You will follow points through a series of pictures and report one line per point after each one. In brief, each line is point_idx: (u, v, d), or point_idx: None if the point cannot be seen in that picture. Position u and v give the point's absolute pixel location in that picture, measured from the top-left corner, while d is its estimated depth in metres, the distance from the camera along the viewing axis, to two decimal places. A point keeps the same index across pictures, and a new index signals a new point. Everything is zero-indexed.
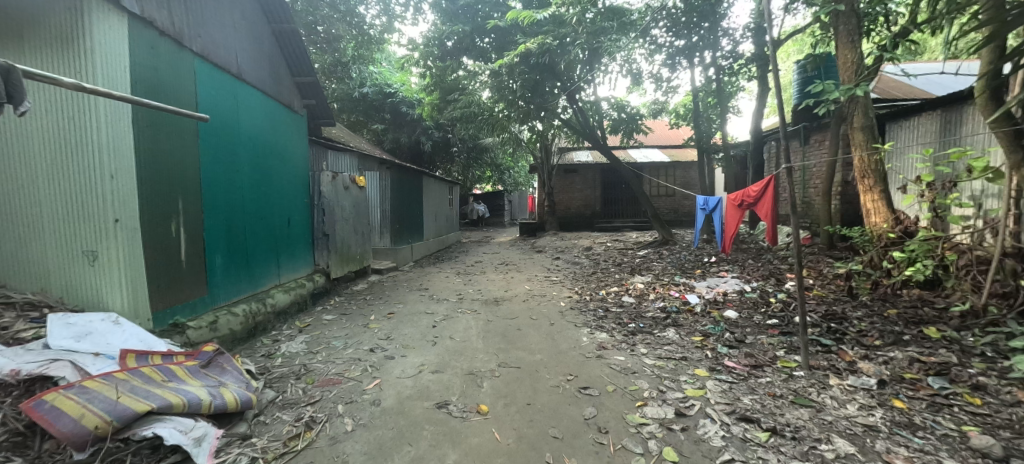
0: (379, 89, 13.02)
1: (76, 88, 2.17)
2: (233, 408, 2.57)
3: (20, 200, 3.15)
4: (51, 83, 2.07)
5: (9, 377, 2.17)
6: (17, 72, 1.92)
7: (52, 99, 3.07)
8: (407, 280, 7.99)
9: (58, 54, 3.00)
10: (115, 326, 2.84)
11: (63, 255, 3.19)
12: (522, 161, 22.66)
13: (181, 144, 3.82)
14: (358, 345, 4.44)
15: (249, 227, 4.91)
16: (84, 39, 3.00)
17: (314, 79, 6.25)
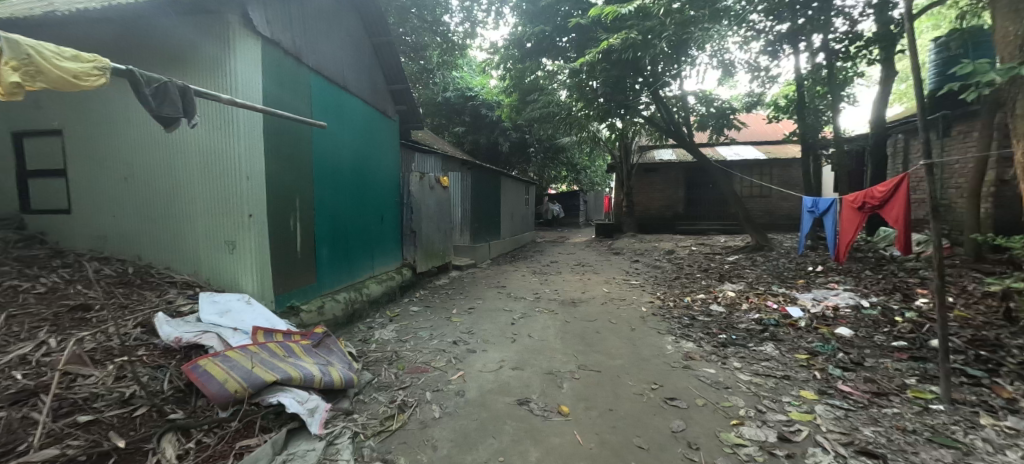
0: (461, 93, 13.54)
1: (230, 103, 2.58)
2: (339, 385, 2.86)
3: (180, 198, 3.79)
4: (213, 100, 2.47)
5: (174, 343, 2.63)
6: (191, 92, 2.33)
7: (207, 113, 3.68)
8: (485, 277, 8.25)
9: (213, 75, 3.58)
10: (247, 305, 3.30)
11: (211, 243, 3.79)
12: (599, 160, 22.14)
13: (299, 149, 4.34)
14: (442, 337, 4.69)
15: (350, 223, 5.43)
16: (232, 62, 3.55)
17: (406, 86, 6.71)
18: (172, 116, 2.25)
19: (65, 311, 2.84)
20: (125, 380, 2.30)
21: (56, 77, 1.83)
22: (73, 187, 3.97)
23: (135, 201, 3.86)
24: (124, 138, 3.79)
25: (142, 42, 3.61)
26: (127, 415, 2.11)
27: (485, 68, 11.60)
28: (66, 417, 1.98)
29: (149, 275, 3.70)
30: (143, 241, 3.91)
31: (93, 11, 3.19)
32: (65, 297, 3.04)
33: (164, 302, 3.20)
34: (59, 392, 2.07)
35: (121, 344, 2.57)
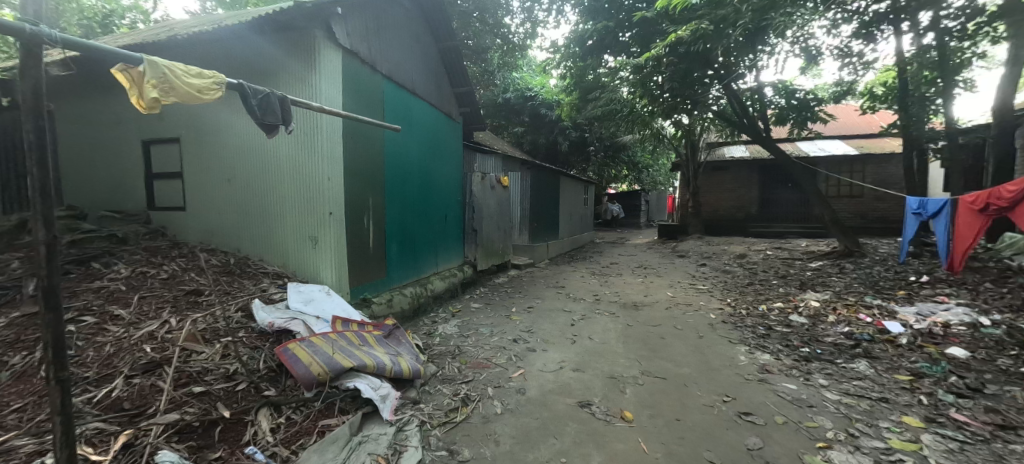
0: (520, 93, 13.58)
1: (319, 110, 2.81)
2: (407, 375, 3.01)
3: (272, 197, 4.21)
4: (305, 108, 2.71)
5: (268, 328, 2.93)
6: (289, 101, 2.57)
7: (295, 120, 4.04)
8: (544, 277, 8.24)
9: (300, 85, 3.93)
10: (327, 296, 3.59)
11: (297, 239, 4.17)
12: (663, 159, 21.18)
13: (373, 152, 4.63)
14: (502, 334, 4.76)
15: (417, 222, 5.69)
16: (317, 73, 3.87)
17: (470, 89, 6.89)
18: (272, 124, 2.49)
19: (182, 294, 3.27)
20: (229, 358, 2.58)
21: (184, 92, 2.04)
22: (187, 188, 4.56)
23: (235, 200, 4.34)
24: (227, 144, 4.28)
25: (243, 58, 4.04)
26: (231, 388, 2.36)
27: (543, 69, 11.70)
28: (184, 387, 2.26)
29: (246, 265, 4.15)
30: (241, 236, 4.38)
31: (206, 34, 3.63)
32: (182, 282, 3.50)
33: (259, 290, 3.57)
34: (178, 365, 2.37)
35: (225, 326, 2.90)
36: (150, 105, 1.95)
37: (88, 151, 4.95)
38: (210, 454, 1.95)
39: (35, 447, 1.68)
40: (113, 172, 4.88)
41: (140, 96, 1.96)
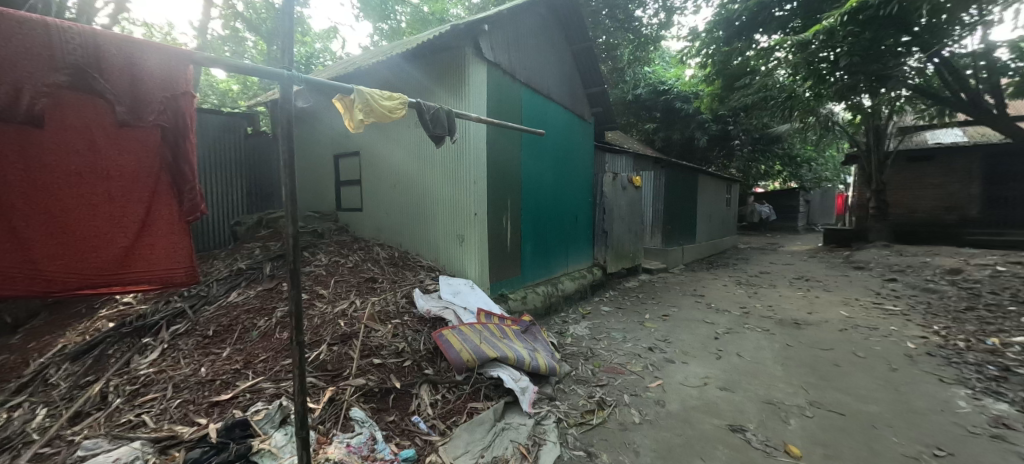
0: (652, 88, 12.37)
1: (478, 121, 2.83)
2: (543, 372, 3.10)
3: (427, 200, 4.76)
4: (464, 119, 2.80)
5: (426, 314, 3.34)
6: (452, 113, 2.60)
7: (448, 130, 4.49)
8: (681, 284, 7.64)
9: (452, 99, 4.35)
10: (472, 289, 3.92)
11: (448, 237, 4.63)
12: (829, 150, 17.75)
13: (512, 156, 4.88)
14: (636, 341, 4.56)
15: (550, 223, 5.83)
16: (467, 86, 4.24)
17: (603, 88, 6.76)
18: (441, 136, 2.55)
19: (363, 281, 3.93)
20: (398, 337, 3.01)
21: (378, 113, 2.17)
22: (364, 193, 5.46)
23: (399, 202, 5.03)
24: (394, 155, 4.99)
25: (408, 80, 4.67)
26: (400, 363, 2.74)
27: (681, 61, 10.55)
28: (367, 358, 2.71)
29: (407, 259, 4.78)
30: (403, 234, 5.07)
31: (381, 63, 4.29)
32: (362, 271, 4.21)
33: (417, 281, 4.08)
34: (362, 339, 2.85)
35: (394, 309, 3.39)
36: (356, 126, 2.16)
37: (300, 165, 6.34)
38: (386, 417, 2.31)
39: (275, 390, 2.21)
40: (315, 181, 6.15)
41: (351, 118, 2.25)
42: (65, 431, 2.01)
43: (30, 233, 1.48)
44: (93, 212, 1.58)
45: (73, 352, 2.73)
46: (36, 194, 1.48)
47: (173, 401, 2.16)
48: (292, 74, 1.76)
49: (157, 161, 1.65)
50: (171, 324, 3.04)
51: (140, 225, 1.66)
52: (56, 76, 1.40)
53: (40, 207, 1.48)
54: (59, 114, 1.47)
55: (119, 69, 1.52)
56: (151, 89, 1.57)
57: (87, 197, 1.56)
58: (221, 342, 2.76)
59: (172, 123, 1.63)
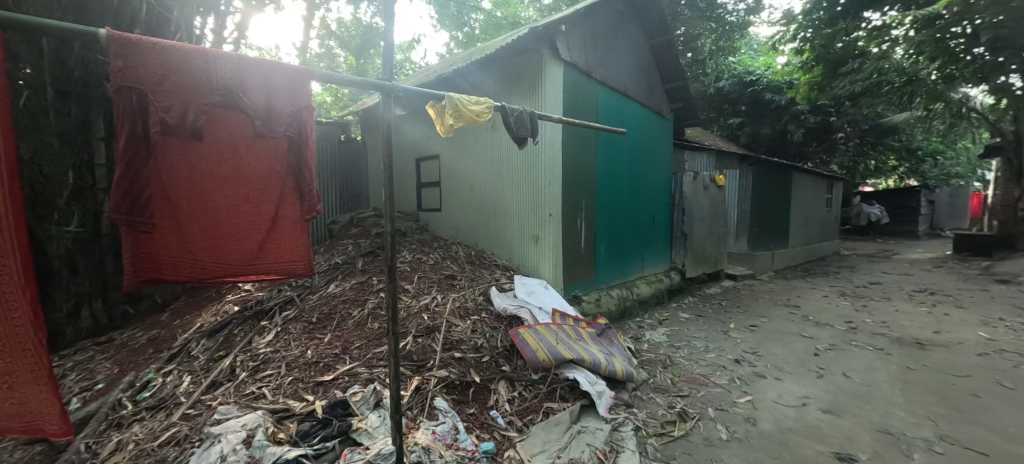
0: (738, 80, 10.83)
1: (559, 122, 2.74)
2: (621, 377, 3.01)
3: (503, 200, 4.86)
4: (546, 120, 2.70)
5: (503, 312, 3.41)
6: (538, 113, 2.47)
7: None
8: (772, 292, 6.98)
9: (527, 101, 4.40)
10: (546, 290, 3.93)
11: (522, 237, 4.69)
12: (961, 141, 15.12)
13: (587, 156, 4.81)
14: (720, 352, 4.26)
15: (625, 224, 5.65)
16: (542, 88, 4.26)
17: (684, 82, 6.40)
18: (524, 139, 2.41)
19: (443, 277, 4.13)
20: (476, 332, 3.12)
21: (467, 117, 2.08)
22: (442, 194, 5.73)
23: (476, 203, 5.20)
24: (471, 158, 5.17)
25: (487, 84, 4.81)
26: (479, 358, 2.84)
27: (771, 48, 9.50)
28: (448, 351, 2.85)
29: (483, 258, 4.92)
30: (479, 233, 5.24)
31: (460, 70, 4.47)
32: (442, 268, 4.42)
33: (493, 280, 4.19)
34: (444, 333, 2.99)
35: (472, 306, 3.51)
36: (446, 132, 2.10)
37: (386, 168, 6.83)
38: (467, 409, 2.40)
39: (369, 375, 2.42)
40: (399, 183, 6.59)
41: (443, 122, 2.19)
42: (205, 396, 2.37)
43: (188, 230, 1.73)
44: (236, 212, 1.82)
45: (208, 330, 3.20)
46: (194, 196, 1.73)
47: (286, 378, 2.45)
48: (390, 85, 1.72)
49: (284, 168, 1.87)
50: (282, 309, 3.45)
51: (270, 223, 1.88)
52: (210, 97, 1.63)
53: (196, 207, 1.74)
54: (213, 128, 1.70)
55: (256, 88, 1.73)
56: (280, 104, 1.79)
57: (231, 198, 1.80)
58: (323, 328, 3.07)
59: (296, 134, 1.85)
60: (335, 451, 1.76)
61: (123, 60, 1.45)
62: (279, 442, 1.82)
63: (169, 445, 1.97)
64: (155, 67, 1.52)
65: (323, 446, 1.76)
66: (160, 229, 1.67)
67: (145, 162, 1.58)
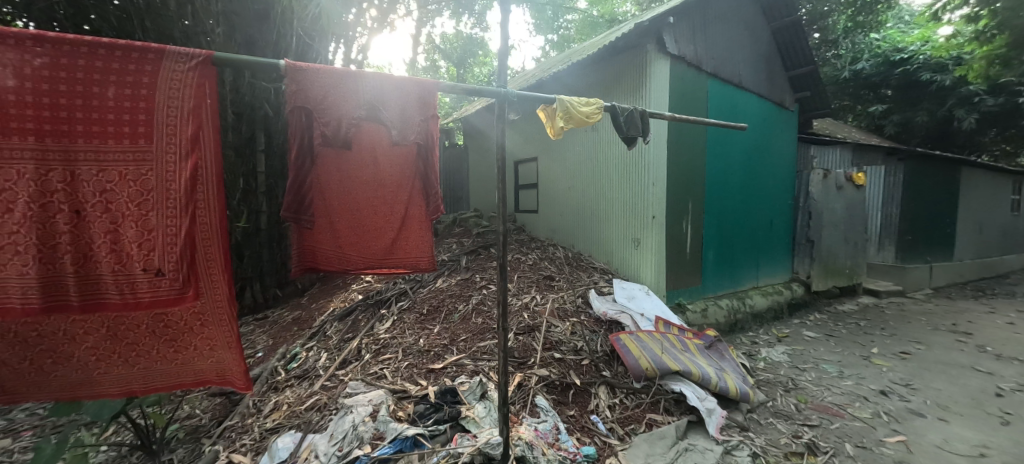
0: (884, 59, 8.92)
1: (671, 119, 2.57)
2: (734, 396, 2.75)
3: (603, 202, 4.72)
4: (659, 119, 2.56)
5: (602, 316, 3.34)
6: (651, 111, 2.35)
7: None
8: (931, 314, 5.78)
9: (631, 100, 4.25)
10: (648, 296, 3.75)
11: (623, 240, 4.51)
12: None
13: (695, 154, 4.46)
14: (859, 380, 3.65)
15: (738, 228, 5.12)
16: (648, 86, 4.06)
17: (813, 67, 5.57)
18: (634, 138, 2.31)
19: (542, 278, 4.19)
20: (576, 334, 3.10)
21: (577, 119, 2.06)
22: (541, 195, 5.80)
23: (575, 205, 5.15)
24: (570, 159, 5.14)
25: (589, 85, 4.75)
26: (579, 361, 2.82)
27: (933, 18, 7.59)
28: (548, 350, 2.88)
29: (581, 260, 4.85)
30: (577, 235, 5.19)
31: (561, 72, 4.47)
32: (540, 268, 4.48)
33: (592, 283, 4.12)
34: (544, 332, 3.03)
35: (571, 307, 3.50)
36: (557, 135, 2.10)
37: (488, 171, 7.16)
38: (567, 411, 2.40)
39: (474, 367, 2.56)
40: None
41: (552, 124, 2.13)
42: (338, 372, 2.72)
43: (339, 227, 2.00)
44: (375, 212, 2.05)
45: (339, 315, 3.67)
46: (344, 197, 1.98)
47: (403, 362, 2.70)
48: (505, 92, 1.79)
49: (414, 172, 2.07)
50: (398, 300, 3.81)
51: (402, 221, 2.10)
52: (357, 111, 1.84)
53: (345, 207, 1.99)
54: (360, 137, 1.92)
55: (392, 101, 1.92)
56: (412, 116, 1.97)
57: (371, 199, 2.02)
58: (433, 320, 3.32)
59: (425, 141, 2.03)
60: (447, 435, 1.90)
61: (295, 83, 1.69)
62: (399, 420, 2.03)
63: (312, 410, 2.30)
64: (319, 87, 1.75)
65: (436, 429, 1.90)
66: (319, 226, 1.95)
67: (309, 170, 1.84)
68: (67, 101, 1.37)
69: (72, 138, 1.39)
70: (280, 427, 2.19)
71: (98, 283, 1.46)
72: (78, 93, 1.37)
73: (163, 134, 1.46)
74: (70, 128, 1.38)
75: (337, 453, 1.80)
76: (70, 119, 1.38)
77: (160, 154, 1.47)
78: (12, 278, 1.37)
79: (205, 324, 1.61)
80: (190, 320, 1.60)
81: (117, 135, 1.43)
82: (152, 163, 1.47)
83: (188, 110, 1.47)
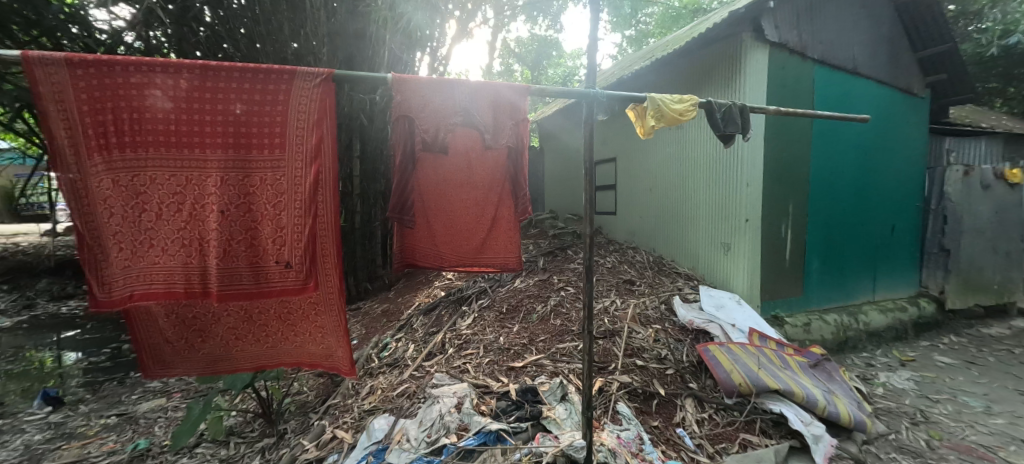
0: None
1: (777, 113, 2.34)
2: (847, 424, 2.41)
3: (687, 203, 4.34)
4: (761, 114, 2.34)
5: (688, 324, 3.15)
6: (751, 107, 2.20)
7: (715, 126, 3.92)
8: None
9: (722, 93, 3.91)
10: (738, 305, 3.46)
11: (709, 245, 4.10)
12: None
13: (797, 149, 3.89)
14: (1015, 419, 3.02)
15: (850, 233, 4.47)
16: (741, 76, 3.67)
17: (952, 45, 4.71)
18: (734, 134, 2.16)
19: (621, 281, 4.07)
20: (659, 342, 2.97)
21: (670, 117, 1.97)
22: (620, 196, 5.61)
23: (656, 206, 4.87)
24: (651, 158, 4.88)
25: (674, 80, 4.45)
26: (663, 370, 2.70)
27: None
28: (630, 357, 2.79)
29: (662, 265, 4.57)
30: (658, 238, 4.89)
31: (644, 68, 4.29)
32: (620, 272, 4.36)
33: (676, 289, 3.90)
34: (626, 338, 2.96)
35: (653, 314, 3.36)
36: (647, 134, 2.02)
37: (564, 172, 7.13)
38: (650, 421, 2.31)
39: (554, 368, 2.57)
40: (574, 186, 6.78)
41: (642, 124, 2.05)
42: (424, 363, 2.89)
43: (436, 226, 2.16)
44: (467, 213, 2.16)
45: (424, 310, 3.90)
46: (442, 199, 2.13)
47: (485, 358, 2.80)
48: (595, 93, 1.77)
49: (505, 174, 2.13)
50: (478, 297, 3.95)
51: (491, 222, 2.19)
52: (453, 118, 1.91)
53: (441, 208, 2.14)
54: (455, 142, 2.02)
55: (485, 105, 1.94)
56: (505, 119, 1.99)
57: (464, 200, 2.15)
58: (512, 319, 3.38)
59: (515, 144, 2.04)
60: (528, 433, 1.92)
61: (398, 94, 1.81)
62: (483, 414, 2.10)
63: (403, 396, 2.47)
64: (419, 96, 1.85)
65: (517, 426, 1.94)
66: (418, 227, 2.13)
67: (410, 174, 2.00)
68: (223, 117, 1.61)
69: (225, 148, 1.64)
70: (375, 409, 2.39)
71: (241, 273, 1.70)
72: (223, 108, 1.60)
73: (294, 144, 1.68)
74: (224, 140, 1.63)
75: (426, 439, 1.91)
76: (224, 132, 1.62)
77: (291, 162, 1.69)
78: (179, 265, 1.66)
79: (320, 311, 1.84)
80: (308, 306, 1.84)
81: (258, 146, 1.66)
82: (284, 170, 1.69)
83: (314, 122, 1.67)
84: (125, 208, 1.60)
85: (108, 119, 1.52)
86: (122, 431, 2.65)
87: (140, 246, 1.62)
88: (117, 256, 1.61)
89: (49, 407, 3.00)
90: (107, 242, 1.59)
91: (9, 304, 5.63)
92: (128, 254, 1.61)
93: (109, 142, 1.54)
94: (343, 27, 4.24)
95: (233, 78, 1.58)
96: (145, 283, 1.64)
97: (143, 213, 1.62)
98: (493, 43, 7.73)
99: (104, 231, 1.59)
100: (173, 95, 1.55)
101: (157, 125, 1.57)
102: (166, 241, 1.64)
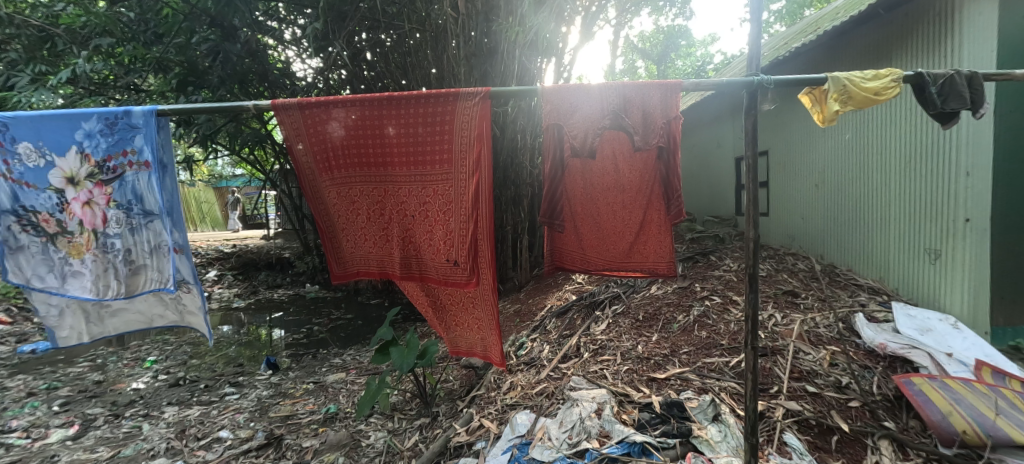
0: None
1: None
2: None
3: (869, 200, 3.58)
4: (1004, 79, 1.75)
5: (878, 348, 2.58)
6: (981, 75, 1.69)
7: (913, 104, 3.10)
8: None
9: (925, 61, 3.01)
10: (955, 330, 2.70)
11: (903, 250, 3.28)
12: None
13: None
14: None
15: None
16: (954, 34, 2.80)
17: None
18: (958, 110, 1.71)
19: (781, 293, 3.54)
20: (837, 368, 2.52)
21: (861, 98, 1.67)
22: (777, 196, 4.91)
23: (824, 204, 4.13)
24: (818, 148, 4.16)
25: (851, 52, 3.65)
26: (844, 401, 2.26)
27: None
28: (798, 381, 2.43)
29: (834, 274, 3.85)
30: (829, 242, 4.11)
31: (803, 45, 3.67)
32: (778, 281, 3.80)
33: (857, 304, 3.24)
34: (791, 359, 2.60)
35: (828, 333, 2.86)
36: (827, 120, 1.71)
37: (703, 169, 6.50)
38: (831, 459, 1.92)
39: (701, 385, 2.37)
40: (715, 185, 6.16)
41: (821, 110, 1.74)
42: (560, 364, 2.93)
43: (585, 229, 2.21)
44: (614, 216, 2.17)
45: (557, 312, 3.96)
46: (591, 201, 2.16)
47: (623, 366, 2.71)
48: (759, 80, 1.58)
49: (655, 176, 2.04)
50: (611, 303, 3.84)
51: (640, 226, 2.15)
52: (603, 121, 1.87)
53: (589, 211, 2.18)
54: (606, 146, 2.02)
55: (634, 106, 1.86)
56: (655, 117, 1.86)
57: (611, 203, 2.15)
58: (650, 327, 3.22)
59: (669, 144, 1.94)
60: (677, 450, 1.79)
61: (548, 102, 1.87)
62: (625, 423, 2.05)
63: (542, 395, 2.55)
64: (567, 101, 1.90)
65: (665, 442, 1.83)
66: (567, 230, 2.22)
67: (561, 179, 2.09)
68: (400, 138, 1.88)
69: (409, 164, 1.93)
70: (517, 404, 2.51)
71: (425, 263, 2.01)
72: (402, 132, 1.87)
73: (460, 159, 1.85)
74: (408, 157, 1.91)
75: (567, 441, 1.93)
76: (408, 150, 1.90)
77: (457, 174, 1.88)
78: (381, 257, 2.06)
79: (477, 306, 2.03)
80: (467, 301, 2.06)
81: (431, 161, 1.90)
82: (453, 181, 1.89)
83: (474, 137, 1.79)
84: (345, 211, 2.04)
85: (330, 145, 1.92)
86: (318, 396, 3.27)
87: (357, 240, 2.08)
88: (346, 244, 2.10)
89: (270, 371, 3.87)
90: (339, 235, 2.11)
91: (244, 290, 7.46)
92: (352, 244, 2.09)
93: (333, 162, 1.96)
94: (480, 47, 4.41)
95: (411, 105, 1.81)
96: (364, 266, 2.11)
97: (355, 216, 2.04)
98: (616, 42, 7.44)
99: (336, 227, 2.07)
100: (370, 123, 1.87)
101: (357, 146, 1.92)
102: (373, 237, 2.06)
